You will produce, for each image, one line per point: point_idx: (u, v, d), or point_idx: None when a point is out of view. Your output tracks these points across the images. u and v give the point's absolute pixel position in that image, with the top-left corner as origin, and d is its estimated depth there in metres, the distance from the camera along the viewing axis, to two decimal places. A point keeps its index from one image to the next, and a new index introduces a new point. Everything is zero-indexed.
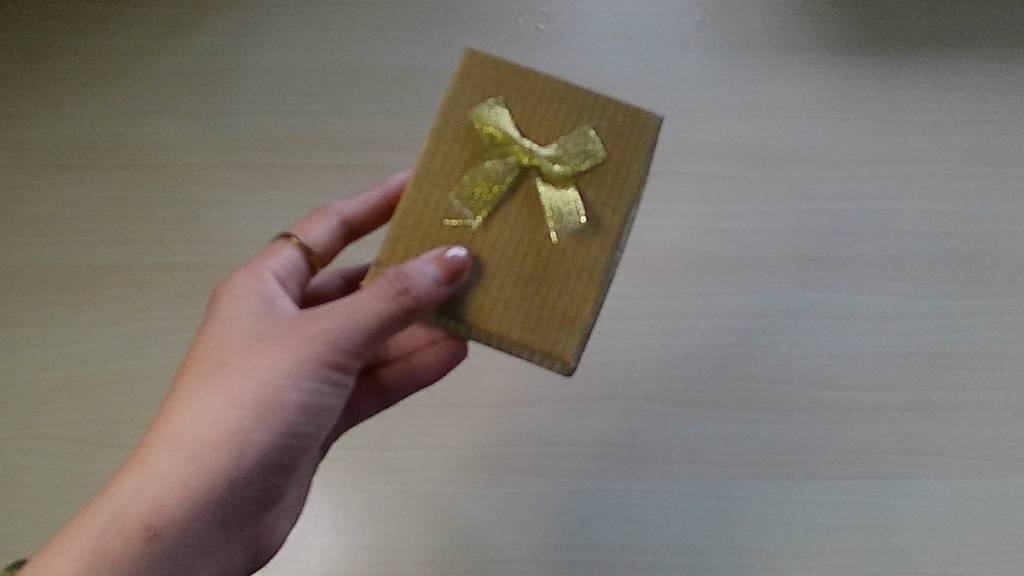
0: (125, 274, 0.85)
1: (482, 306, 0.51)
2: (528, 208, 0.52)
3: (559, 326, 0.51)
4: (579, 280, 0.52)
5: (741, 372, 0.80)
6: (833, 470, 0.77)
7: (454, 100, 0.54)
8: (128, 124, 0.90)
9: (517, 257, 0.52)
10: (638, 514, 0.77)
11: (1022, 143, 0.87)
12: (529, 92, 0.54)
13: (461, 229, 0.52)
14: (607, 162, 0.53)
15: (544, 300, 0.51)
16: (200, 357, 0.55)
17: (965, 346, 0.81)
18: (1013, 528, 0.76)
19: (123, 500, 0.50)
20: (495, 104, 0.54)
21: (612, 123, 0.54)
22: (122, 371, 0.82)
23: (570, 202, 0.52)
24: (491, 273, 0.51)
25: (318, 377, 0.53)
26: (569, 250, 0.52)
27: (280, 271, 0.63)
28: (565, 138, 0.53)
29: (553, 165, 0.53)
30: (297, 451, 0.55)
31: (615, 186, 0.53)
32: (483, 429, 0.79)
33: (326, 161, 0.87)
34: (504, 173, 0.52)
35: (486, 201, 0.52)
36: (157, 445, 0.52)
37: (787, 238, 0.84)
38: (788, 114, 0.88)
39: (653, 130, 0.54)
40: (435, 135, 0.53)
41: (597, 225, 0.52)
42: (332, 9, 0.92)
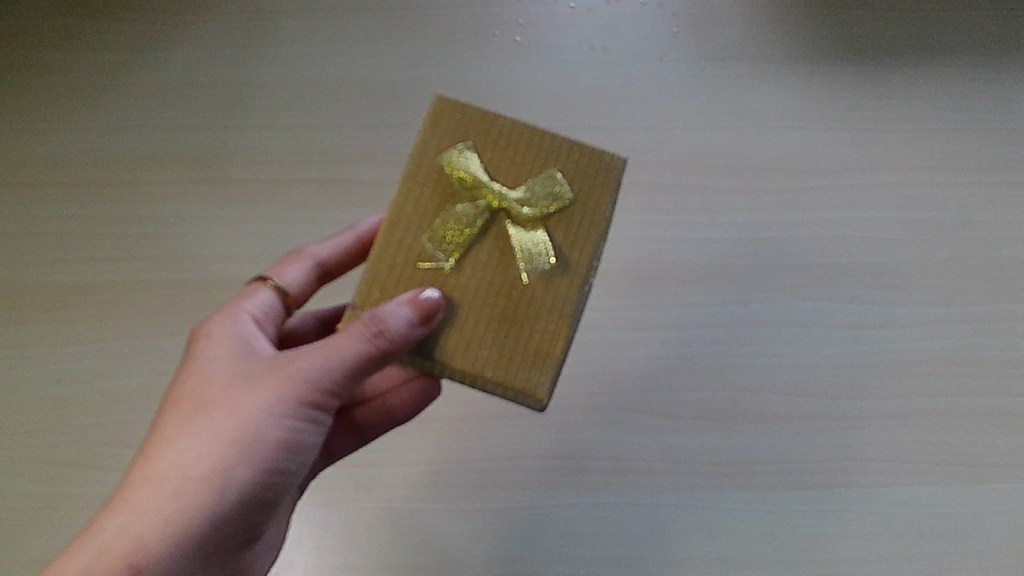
0: (102, 291, 0.84)
1: (455, 347, 0.50)
2: (498, 250, 0.52)
3: (531, 363, 0.50)
4: (550, 319, 0.51)
5: (725, 382, 0.80)
6: (819, 479, 0.77)
7: (424, 143, 0.53)
8: (104, 141, 0.89)
9: (489, 298, 0.51)
10: (624, 527, 0.76)
11: (998, 149, 0.87)
12: (497, 135, 0.54)
13: (433, 272, 0.52)
14: (574, 204, 0.53)
15: (515, 339, 0.51)
16: (178, 395, 0.54)
17: (946, 353, 0.81)
18: (998, 534, 0.76)
19: (105, 539, 0.49)
20: (465, 147, 0.53)
21: (578, 164, 0.54)
22: (100, 390, 0.81)
23: (539, 244, 0.52)
24: (464, 314, 0.51)
25: (297, 416, 0.52)
26: (539, 290, 0.52)
27: (257, 312, 0.61)
28: (533, 181, 0.53)
29: (522, 208, 0.52)
30: (278, 488, 0.55)
31: (582, 226, 0.53)
32: (466, 443, 0.78)
33: (305, 175, 0.87)
34: (474, 217, 0.52)
35: (457, 242, 0.52)
36: (138, 483, 0.51)
37: (768, 247, 0.84)
38: (768, 123, 0.88)
39: (618, 170, 0.54)
40: (407, 179, 0.53)
41: (566, 265, 0.52)
42: (309, 23, 0.92)
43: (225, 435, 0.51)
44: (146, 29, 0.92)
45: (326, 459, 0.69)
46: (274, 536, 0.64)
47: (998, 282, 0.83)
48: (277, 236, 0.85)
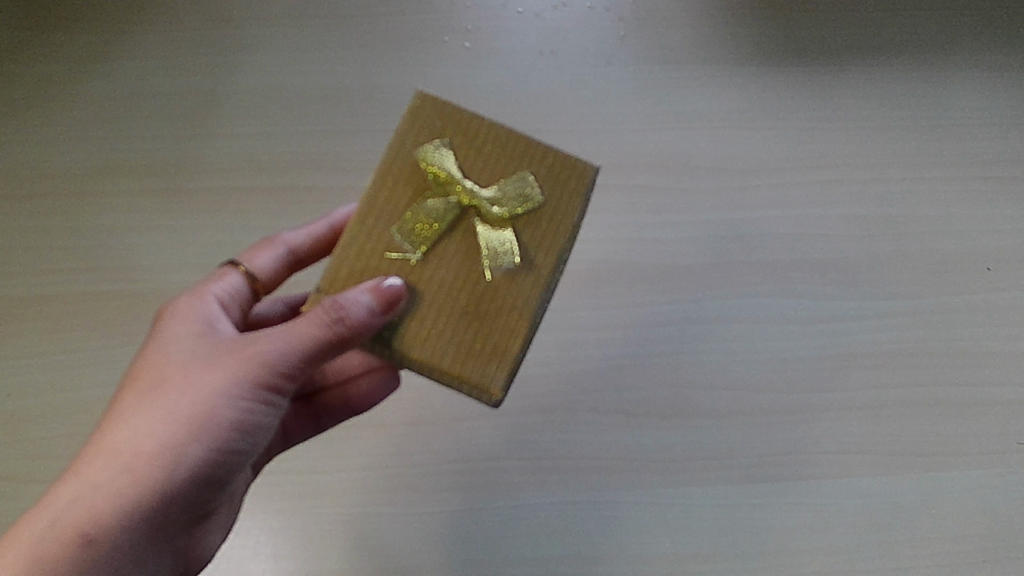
0: (52, 302, 0.83)
1: (414, 337, 0.51)
2: (466, 245, 0.53)
3: (488, 358, 0.51)
4: (510, 316, 0.52)
5: (680, 379, 0.81)
6: (772, 473, 0.78)
7: (401, 136, 0.54)
8: (51, 153, 0.88)
9: (452, 291, 0.52)
10: (582, 525, 0.77)
11: (937, 146, 0.90)
12: (473, 135, 0.55)
13: (401, 263, 0.52)
14: (544, 206, 0.54)
15: (476, 333, 0.52)
16: (139, 373, 0.54)
17: (894, 344, 0.82)
18: (946, 521, 0.78)
19: (59, 509, 0.51)
20: (441, 143, 0.54)
21: (550, 169, 0.54)
22: (50, 405, 0.80)
23: (506, 243, 0.53)
24: (427, 305, 0.52)
25: (253, 397, 0.53)
26: (502, 287, 0.52)
27: (223, 295, 0.62)
28: (505, 182, 0.54)
29: (492, 207, 0.53)
30: (231, 468, 0.55)
31: (551, 228, 0.54)
32: (426, 448, 0.79)
33: (256, 183, 0.86)
34: (444, 212, 0.53)
35: (426, 236, 0.53)
36: (93, 455, 0.52)
37: (716, 245, 0.85)
38: (716, 124, 0.89)
39: (589, 179, 0.55)
40: (382, 171, 0.54)
41: (531, 266, 0.53)
42: (258, 30, 0.92)
43: (180, 414, 0.52)
44: (93, 40, 0.91)
45: (282, 444, 0.71)
46: (226, 505, 0.65)
47: (941, 275, 0.85)
48: (230, 245, 0.85)
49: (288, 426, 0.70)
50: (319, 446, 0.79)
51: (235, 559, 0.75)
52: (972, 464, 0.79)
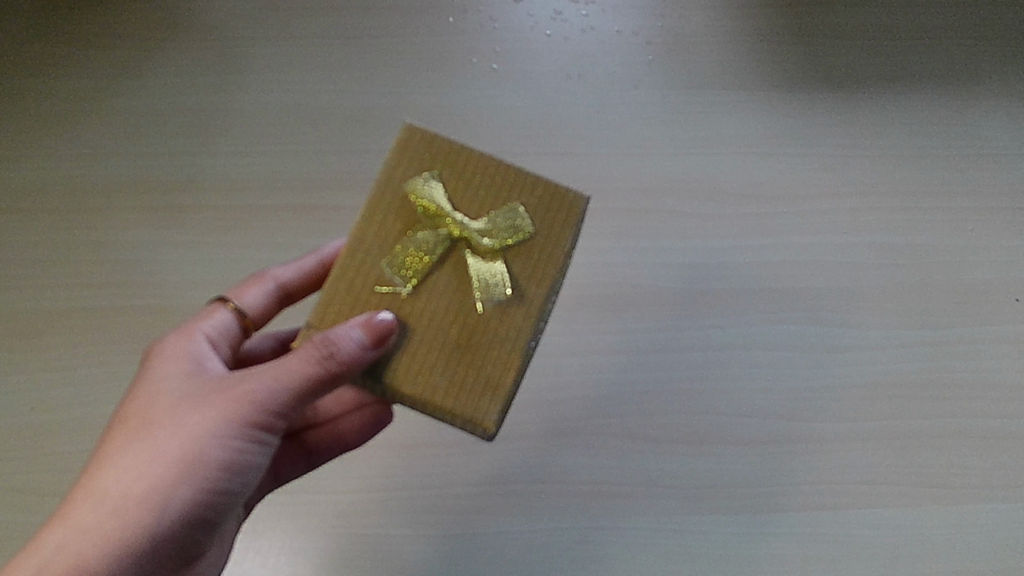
0: (77, 317, 0.83)
1: (405, 372, 0.51)
2: (457, 278, 0.53)
3: (481, 391, 0.51)
4: (503, 349, 0.52)
5: (701, 405, 0.80)
6: (796, 502, 0.77)
7: (390, 169, 0.54)
8: (79, 169, 0.89)
9: (443, 324, 0.52)
10: (602, 551, 0.76)
11: (965, 176, 0.89)
12: (463, 166, 0.55)
13: (391, 297, 0.53)
14: (535, 237, 0.54)
15: (467, 366, 0.52)
16: (128, 415, 0.54)
17: (921, 374, 0.82)
18: (977, 556, 0.76)
19: (47, 554, 0.50)
20: (430, 176, 0.54)
21: (541, 200, 0.54)
22: (73, 419, 0.80)
23: (497, 274, 0.53)
24: (418, 339, 0.52)
25: (244, 435, 0.53)
26: (494, 319, 0.52)
27: (212, 332, 0.62)
28: (494, 213, 0.54)
29: (482, 239, 0.53)
30: (221, 507, 0.55)
31: (542, 259, 0.54)
32: (445, 469, 0.79)
33: (283, 202, 0.87)
34: (434, 244, 0.53)
35: (416, 269, 0.53)
36: (82, 499, 0.51)
37: (742, 271, 0.85)
38: (741, 149, 0.89)
39: (581, 209, 0.55)
40: (371, 204, 0.54)
41: (522, 297, 0.53)
42: (286, 50, 0.92)
43: (170, 455, 0.52)
44: (123, 58, 0.92)
45: (273, 481, 0.70)
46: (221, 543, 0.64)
47: (969, 305, 0.84)
48: (255, 263, 0.85)
49: (277, 462, 0.70)
50: (341, 466, 0.79)
51: None
52: (999, 497, 0.78)
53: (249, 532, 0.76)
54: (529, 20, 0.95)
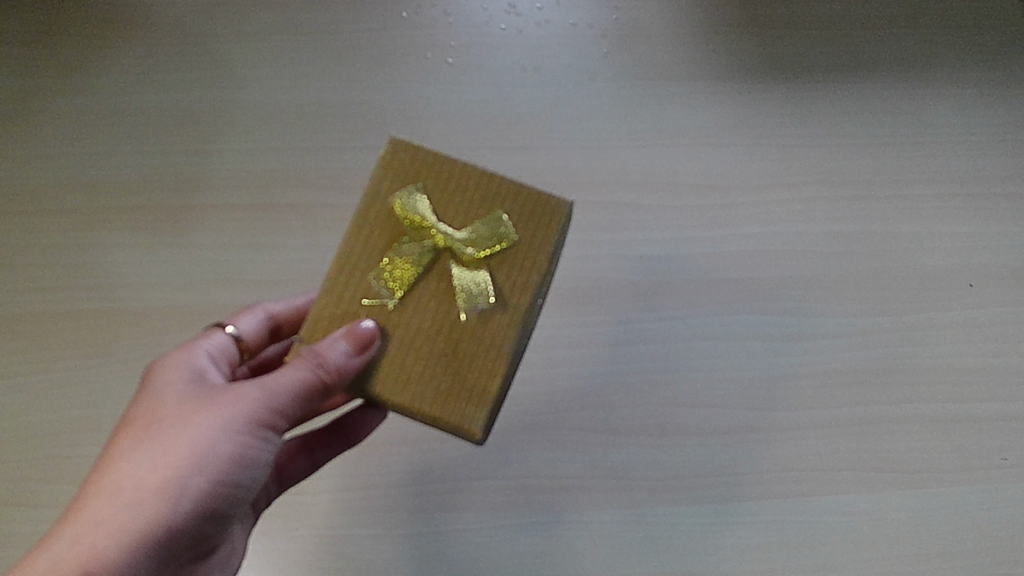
0: (31, 322, 0.82)
1: (392, 381, 0.51)
2: (441, 288, 0.53)
3: (467, 398, 0.51)
4: (488, 355, 0.52)
5: (664, 397, 0.80)
6: (759, 490, 0.78)
7: (376, 184, 0.55)
8: (27, 171, 0.87)
9: (429, 334, 0.52)
10: (567, 546, 0.76)
11: (918, 163, 0.90)
12: (446, 178, 0.55)
13: (378, 309, 0.52)
14: (518, 244, 0.54)
15: (454, 374, 0.51)
16: (134, 417, 0.54)
17: (879, 360, 0.82)
18: (935, 539, 0.77)
19: (61, 548, 0.49)
20: (415, 189, 0.54)
21: (523, 208, 0.54)
22: (25, 427, 0.79)
23: (480, 282, 0.53)
24: (405, 349, 0.52)
25: (250, 433, 0.53)
26: (478, 327, 0.52)
27: (212, 350, 0.60)
28: (477, 223, 0.54)
29: (466, 249, 0.53)
30: (229, 504, 0.54)
31: (524, 265, 0.53)
32: (409, 467, 0.78)
33: (237, 201, 0.86)
34: (419, 256, 0.53)
35: (402, 281, 0.53)
36: (94, 495, 0.50)
37: (701, 262, 0.85)
38: (698, 140, 0.89)
39: (564, 214, 0.54)
40: (358, 219, 0.54)
41: (506, 304, 0.53)
42: (237, 46, 0.91)
43: (179, 450, 0.51)
44: (71, 57, 0.91)
45: (279, 482, 0.70)
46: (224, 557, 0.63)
47: (924, 291, 0.85)
48: (211, 264, 0.84)
49: (280, 461, 0.70)
50: None
51: None
52: (959, 480, 0.78)
53: None
54: (483, 13, 0.94)
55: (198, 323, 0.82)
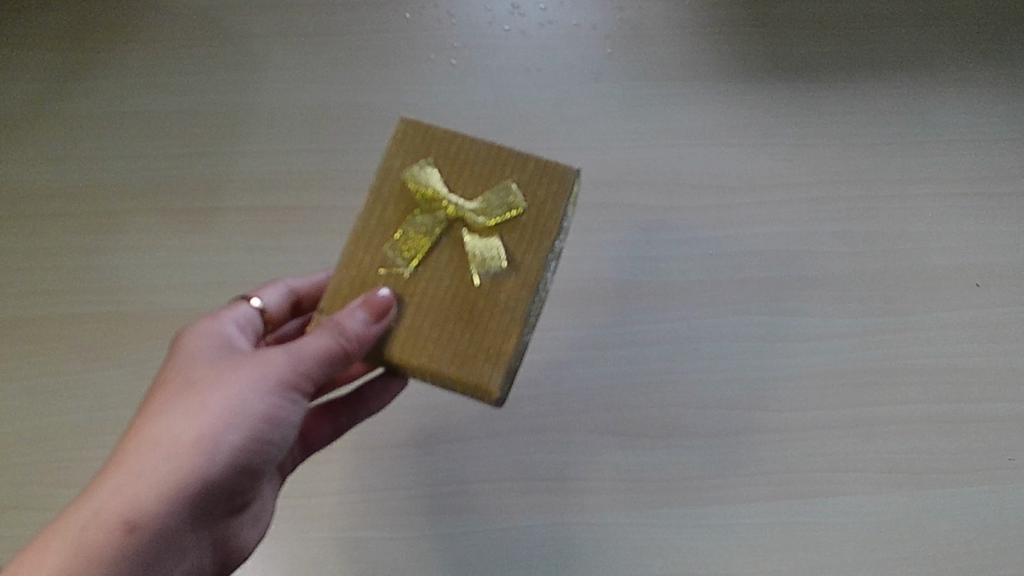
0: (35, 326, 0.82)
1: (409, 345, 0.51)
2: (456, 256, 0.53)
3: (484, 359, 0.51)
4: (503, 317, 0.52)
5: (670, 398, 0.80)
6: (764, 492, 0.77)
7: (388, 158, 0.55)
8: (30, 174, 0.87)
9: (445, 301, 0.52)
10: (572, 547, 0.76)
11: (924, 162, 0.90)
12: (456, 151, 0.55)
13: (393, 278, 0.53)
14: (529, 211, 0.54)
15: (470, 337, 0.51)
16: (167, 379, 0.54)
17: (887, 361, 0.82)
18: (940, 540, 0.76)
19: (101, 498, 0.49)
20: (426, 162, 0.55)
21: (533, 176, 0.54)
22: (29, 431, 0.79)
23: (493, 249, 0.53)
24: (421, 315, 0.52)
25: (281, 396, 0.53)
26: (493, 292, 0.52)
27: (238, 320, 0.60)
28: (488, 193, 0.54)
29: (477, 217, 0.53)
30: (258, 466, 0.55)
31: (535, 231, 0.53)
32: (414, 468, 0.78)
33: (241, 203, 0.86)
34: (431, 226, 0.53)
35: (416, 250, 0.53)
36: (131, 450, 0.50)
37: (706, 263, 0.85)
38: (703, 140, 0.89)
39: (573, 180, 0.54)
40: (372, 192, 0.54)
41: (519, 268, 0.53)
42: (241, 48, 0.91)
43: (214, 408, 0.51)
44: (75, 60, 0.91)
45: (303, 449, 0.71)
46: (237, 534, 0.63)
47: (930, 291, 0.85)
48: (215, 267, 0.84)
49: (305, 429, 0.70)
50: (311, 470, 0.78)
51: None
52: (965, 480, 0.78)
53: None
54: (487, 13, 0.94)
55: None
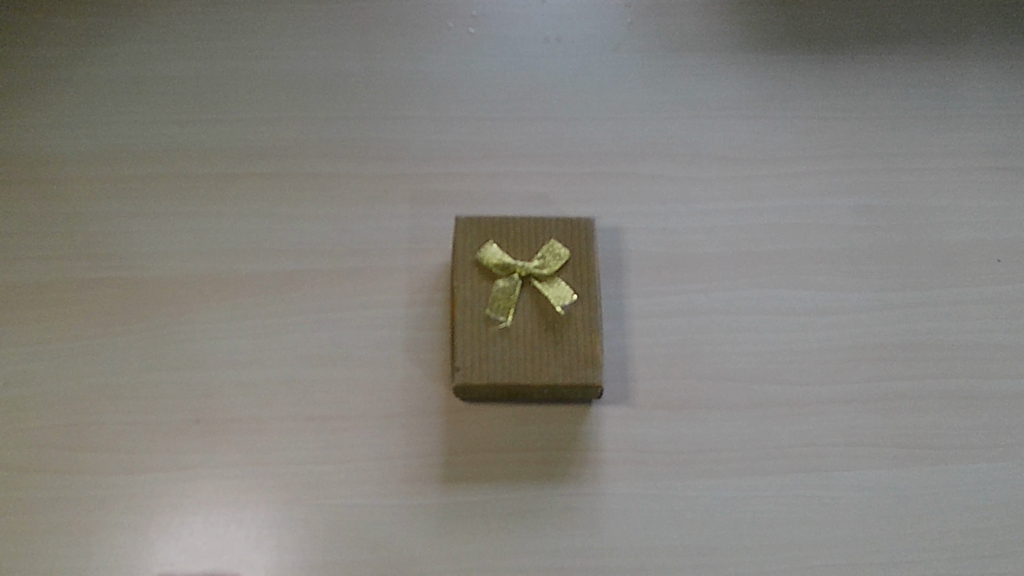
0: (46, 289, 0.80)
1: (531, 372, 0.71)
2: (534, 301, 0.73)
3: (588, 365, 0.72)
4: (586, 332, 0.72)
5: (687, 369, 0.79)
6: (781, 465, 0.76)
7: (461, 253, 0.74)
8: (49, 139, 0.87)
9: (539, 332, 0.72)
10: (589, 518, 0.73)
11: (944, 137, 0.89)
12: (509, 232, 0.75)
13: (499, 328, 0.72)
14: (574, 256, 0.75)
15: (566, 350, 0.72)
16: None
17: (905, 336, 0.81)
18: (959, 515, 0.74)
19: None
20: (493, 244, 0.74)
21: (566, 231, 0.75)
22: (33, 393, 0.76)
23: (561, 287, 0.73)
24: (528, 345, 0.72)
25: None
26: (571, 316, 0.73)
27: None
28: (543, 252, 0.74)
29: (542, 269, 0.73)
30: None
31: (582, 268, 0.74)
32: (431, 437, 0.76)
33: (260, 170, 0.86)
34: (513, 287, 0.73)
35: (508, 304, 0.72)
36: None
37: (724, 236, 0.84)
38: (720, 113, 0.90)
39: (592, 227, 0.76)
40: (459, 277, 0.74)
41: (581, 297, 0.73)
42: (265, 18, 0.93)
43: None
44: (100, 28, 0.92)
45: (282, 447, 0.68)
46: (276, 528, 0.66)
47: (950, 266, 0.84)
48: (232, 234, 0.83)
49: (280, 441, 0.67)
50: (325, 438, 0.75)
51: (238, 552, 0.72)
52: (986, 457, 0.76)
53: (231, 503, 0.73)
54: None
55: (217, 291, 0.81)
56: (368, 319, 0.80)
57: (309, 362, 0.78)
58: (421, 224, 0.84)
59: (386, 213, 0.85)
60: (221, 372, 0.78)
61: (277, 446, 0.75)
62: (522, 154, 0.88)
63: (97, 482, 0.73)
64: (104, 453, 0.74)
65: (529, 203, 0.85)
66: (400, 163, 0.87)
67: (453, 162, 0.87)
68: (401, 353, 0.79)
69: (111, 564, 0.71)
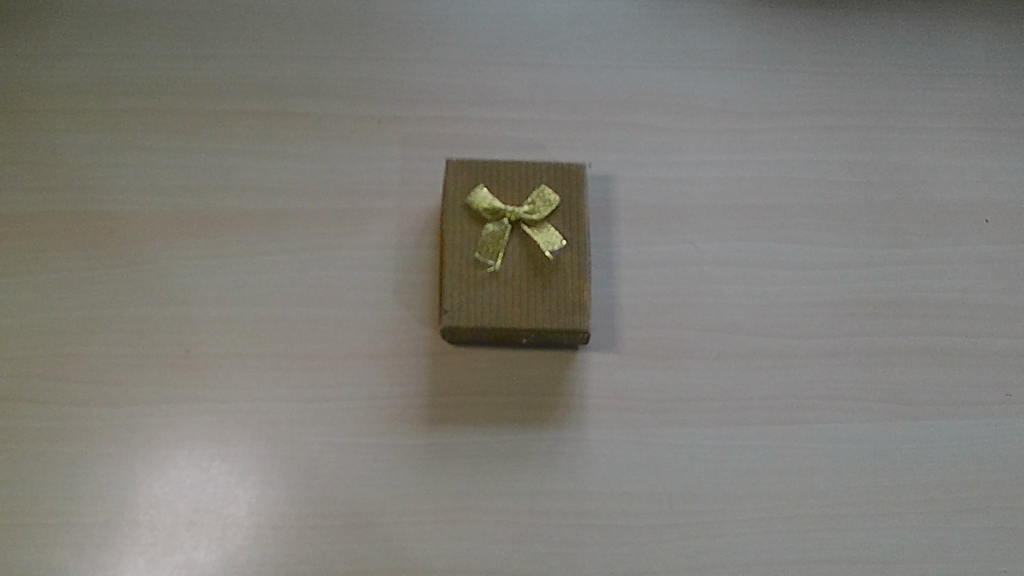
0: (33, 220, 0.80)
1: (518, 317, 0.71)
2: (524, 247, 0.73)
3: (574, 310, 0.72)
4: (574, 278, 0.73)
5: (672, 319, 0.79)
6: (762, 416, 0.76)
7: (451, 197, 0.74)
8: (41, 69, 0.86)
9: (528, 276, 0.72)
10: (569, 463, 0.74)
11: (935, 97, 0.90)
12: (500, 176, 0.75)
13: (488, 272, 0.72)
14: (565, 203, 0.75)
15: (553, 295, 0.72)
16: None
17: (890, 293, 0.81)
18: (936, 470, 0.75)
19: None
20: (482, 188, 0.74)
21: (557, 177, 0.76)
22: (20, 324, 0.76)
23: (551, 232, 0.73)
24: (516, 289, 0.72)
25: None
26: (559, 262, 0.73)
27: None
28: (533, 197, 0.74)
29: (532, 214, 0.73)
30: None
31: (573, 214, 0.74)
32: (414, 379, 0.76)
33: (252, 106, 0.86)
34: (503, 231, 0.73)
35: (498, 249, 0.73)
36: None
37: (713, 188, 0.85)
38: (714, 66, 0.90)
39: (583, 173, 0.76)
40: (449, 221, 0.74)
41: (572, 243, 0.74)
42: None
43: None
44: None
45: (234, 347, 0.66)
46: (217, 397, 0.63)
47: (937, 225, 0.84)
48: (221, 169, 0.83)
49: None
50: (309, 377, 0.76)
51: (220, 487, 0.72)
52: (965, 414, 0.77)
53: (216, 438, 0.73)
54: None
55: (205, 226, 0.81)
56: (356, 260, 0.80)
57: (297, 301, 0.78)
58: (411, 166, 0.84)
59: (377, 153, 0.84)
60: (208, 309, 0.78)
61: (262, 383, 0.75)
62: (516, 100, 0.87)
63: (83, 414, 0.74)
64: (91, 385, 0.75)
65: (522, 149, 0.85)
66: (392, 103, 0.87)
67: (446, 104, 0.87)
68: (389, 295, 0.79)
69: (96, 492, 0.71)
